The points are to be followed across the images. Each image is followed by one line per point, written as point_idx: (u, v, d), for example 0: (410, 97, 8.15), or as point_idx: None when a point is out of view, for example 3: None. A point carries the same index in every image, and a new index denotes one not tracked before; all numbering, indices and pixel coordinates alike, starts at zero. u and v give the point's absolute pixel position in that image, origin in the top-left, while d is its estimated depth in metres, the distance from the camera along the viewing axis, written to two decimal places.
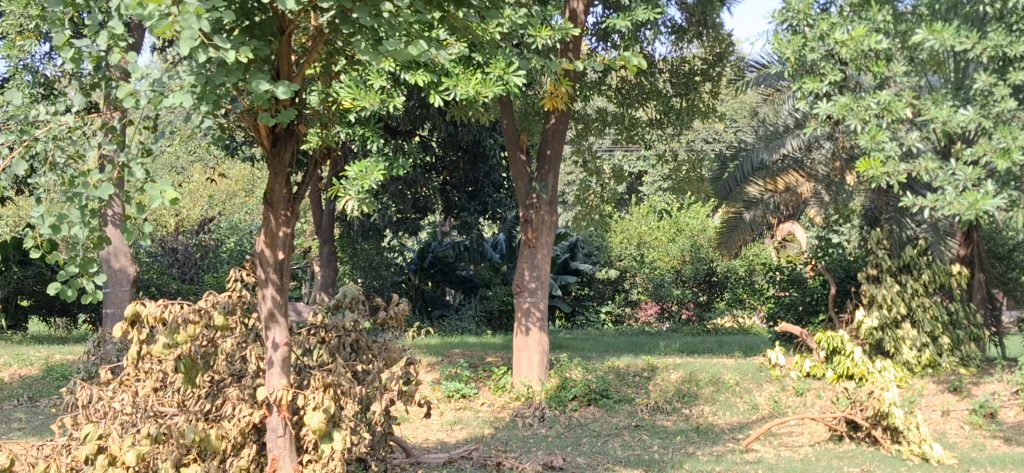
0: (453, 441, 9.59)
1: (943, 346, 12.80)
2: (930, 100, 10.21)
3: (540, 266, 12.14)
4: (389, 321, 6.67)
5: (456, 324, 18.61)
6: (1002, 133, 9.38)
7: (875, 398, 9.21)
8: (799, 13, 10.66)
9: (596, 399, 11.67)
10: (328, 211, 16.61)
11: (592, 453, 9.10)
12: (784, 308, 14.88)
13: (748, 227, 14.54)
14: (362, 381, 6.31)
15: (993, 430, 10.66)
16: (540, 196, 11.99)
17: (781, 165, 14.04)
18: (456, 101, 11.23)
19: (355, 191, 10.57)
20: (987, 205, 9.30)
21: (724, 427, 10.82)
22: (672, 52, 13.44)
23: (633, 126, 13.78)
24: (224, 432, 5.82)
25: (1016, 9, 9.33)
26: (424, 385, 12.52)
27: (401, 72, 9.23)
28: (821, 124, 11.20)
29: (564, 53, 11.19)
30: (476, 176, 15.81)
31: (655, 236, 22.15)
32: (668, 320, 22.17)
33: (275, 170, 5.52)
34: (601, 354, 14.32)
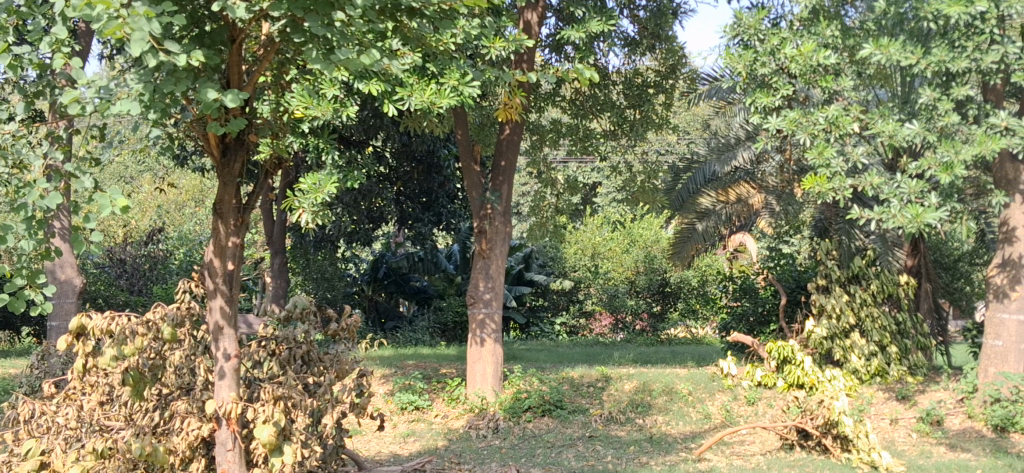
0: (406, 454, 9.50)
1: (892, 355, 12.96)
2: (877, 114, 10.41)
3: (494, 276, 12.12)
4: (340, 332, 6.64)
5: (409, 335, 18.54)
6: (945, 147, 9.59)
7: (824, 407, 9.39)
8: (750, 27, 10.79)
9: (550, 410, 11.64)
10: (280, 222, 16.43)
11: (546, 464, 9.10)
12: (736, 319, 14.99)
13: (700, 237, 14.68)
14: (314, 393, 6.26)
15: (940, 437, 10.82)
16: (494, 207, 12.00)
17: (732, 178, 14.19)
18: (410, 111, 11.20)
19: (310, 203, 10.49)
20: (930, 218, 9.50)
21: (678, 436, 10.87)
22: (624, 65, 13.47)
23: (587, 137, 13.77)
24: (172, 446, 5.71)
25: (958, 25, 9.55)
26: (377, 397, 12.41)
27: (355, 81, 9.13)
28: (771, 138, 11.32)
29: (519, 64, 11.24)
30: (430, 187, 15.75)
31: (610, 247, 22.22)
32: (621, 331, 22.25)
33: (225, 181, 5.46)
34: (556, 364, 14.32)
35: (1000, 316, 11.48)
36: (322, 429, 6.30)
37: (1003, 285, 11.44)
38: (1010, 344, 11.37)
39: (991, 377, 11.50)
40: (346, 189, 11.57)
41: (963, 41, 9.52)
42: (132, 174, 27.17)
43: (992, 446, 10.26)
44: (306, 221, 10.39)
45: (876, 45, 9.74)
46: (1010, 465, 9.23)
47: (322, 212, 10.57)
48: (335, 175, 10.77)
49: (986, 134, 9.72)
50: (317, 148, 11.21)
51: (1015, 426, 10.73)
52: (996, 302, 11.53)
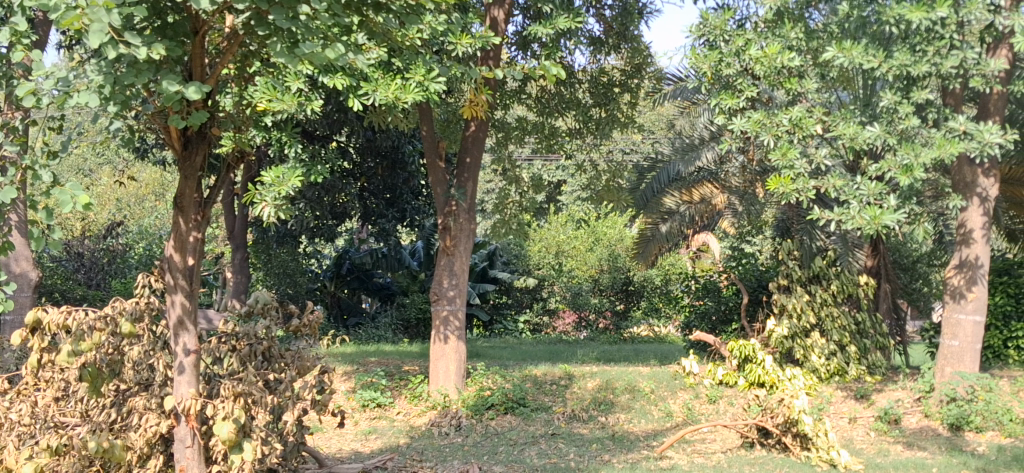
0: (367, 451, 9.45)
1: (851, 354, 13.10)
2: (839, 116, 10.54)
3: (458, 274, 12.09)
4: (302, 328, 6.59)
5: (372, 332, 18.47)
6: (905, 150, 9.74)
7: (785, 405, 9.51)
8: (716, 28, 10.85)
9: (513, 407, 11.64)
10: (241, 217, 16.25)
11: (508, 461, 9.08)
12: (699, 317, 15.08)
13: (664, 238, 14.73)
14: (275, 390, 6.21)
15: (897, 436, 10.96)
16: (459, 203, 11.91)
17: (697, 177, 14.31)
18: (375, 106, 11.10)
19: (273, 197, 10.38)
20: (888, 219, 9.64)
21: (640, 434, 10.91)
22: (591, 64, 13.44)
23: (552, 135, 13.81)
24: (130, 442, 5.65)
25: (919, 30, 9.69)
26: (339, 394, 12.33)
27: (319, 75, 9.03)
28: (735, 138, 11.39)
29: (485, 61, 11.21)
30: (394, 183, 15.66)
31: (573, 245, 22.18)
32: (585, 329, 22.25)
33: (187, 174, 5.39)
34: (520, 362, 14.30)
35: (956, 317, 11.69)
36: (283, 426, 6.28)
37: (960, 286, 11.66)
38: (967, 345, 11.58)
39: (947, 377, 11.68)
40: (310, 183, 11.49)
41: (924, 46, 9.67)
42: (91, 166, 26.74)
43: (947, 444, 10.41)
44: (268, 215, 10.28)
45: (839, 48, 9.84)
46: (965, 463, 9.37)
47: (285, 207, 10.45)
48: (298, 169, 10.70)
49: (945, 138, 9.85)
50: (280, 142, 11.10)
51: (969, 424, 10.88)
52: (953, 303, 11.73)
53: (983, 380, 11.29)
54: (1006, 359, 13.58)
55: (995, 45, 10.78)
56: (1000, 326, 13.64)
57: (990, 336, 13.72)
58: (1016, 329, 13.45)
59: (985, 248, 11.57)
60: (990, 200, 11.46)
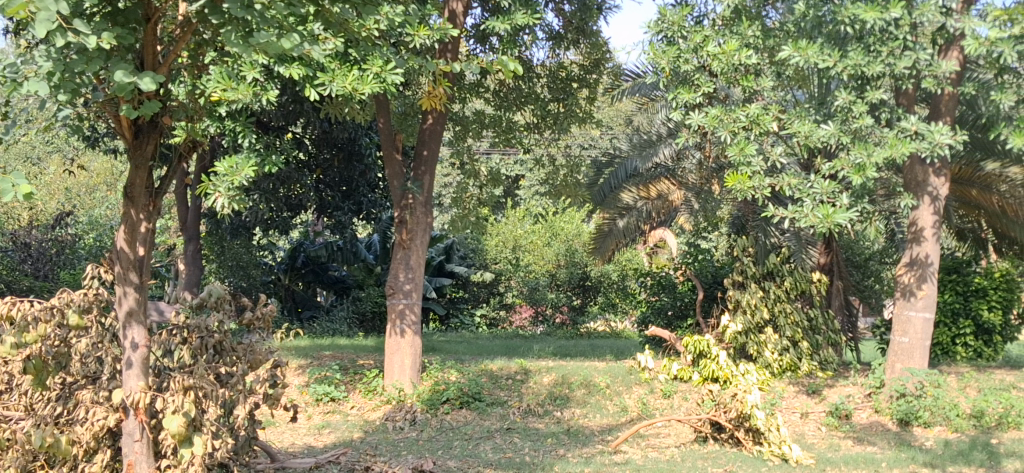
0: (320, 446, 9.35)
1: (804, 350, 13.27)
2: (794, 114, 10.66)
3: (414, 267, 12.01)
4: (255, 322, 6.51)
5: (327, 325, 18.33)
6: (858, 149, 9.88)
7: (737, 400, 9.60)
8: (674, 24, 10.89)
9: (468, 402, 11.62)
10: (194, 208, 16.00)
11: (463, 456, 9.05)
12: (654, 312, 15.15)
13: (621, 233, 14.80)
14: (226, 383, 6.11)
15: (847, 431, 11.10)
16: (415, 197, 11.86)
17: (653, 173, 14.28)
18: (331, 97, 10.99)
19: (226, 187, 10.23)
20: (841, 218, 9.79)
21: (595, 429, 10.95)
22: (549, 58, 13.43)
23: (510, 129, 13.72)
24: (76, 437, 5.55)
25: (873, 31, 9.80)
26: (291, 387, 12.18)
27: (275, 65, 8.88)
28: (692, 134, 11.45)
29: (443, 54, 11.16)
30: (350, 175, 15.52)
31: (531, 240, 22.29)
32: (542, 324, 22.09)
33: (137, 163, 5.31)
34: (475, 357, 14.26)
35: (907, 313, 11.88)
36: (234, 420, 6.18)
37: (910, 283, 11.85)
38: (916, 342, 11.77)
39: (897, 373, 11.86)
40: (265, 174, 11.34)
41: (878, 46, 9.80)
42: (39, 154, 26.16)
43: (896, 439, 10.57)
44: (221, 205, 10.13)
45: (795, 47, 9.94)
46: (913, 458, 9.52)
47: (239, 198, 10.30)
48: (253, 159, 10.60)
49: (898, 137, 9.98)
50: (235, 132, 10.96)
51: (918, 420, 11.06)
52: (904, 300, 11.93)
53: (932, 376, 11.48)
54: (953, 355, 13.93)
55: (946, 46, 10.95)
56: (948, 323, 13.88)
57: (939, 333, 13.96)
58: (963, 327, 13.73)
59: (935, 246, 11.77)
60: (940, 199, 11.66)
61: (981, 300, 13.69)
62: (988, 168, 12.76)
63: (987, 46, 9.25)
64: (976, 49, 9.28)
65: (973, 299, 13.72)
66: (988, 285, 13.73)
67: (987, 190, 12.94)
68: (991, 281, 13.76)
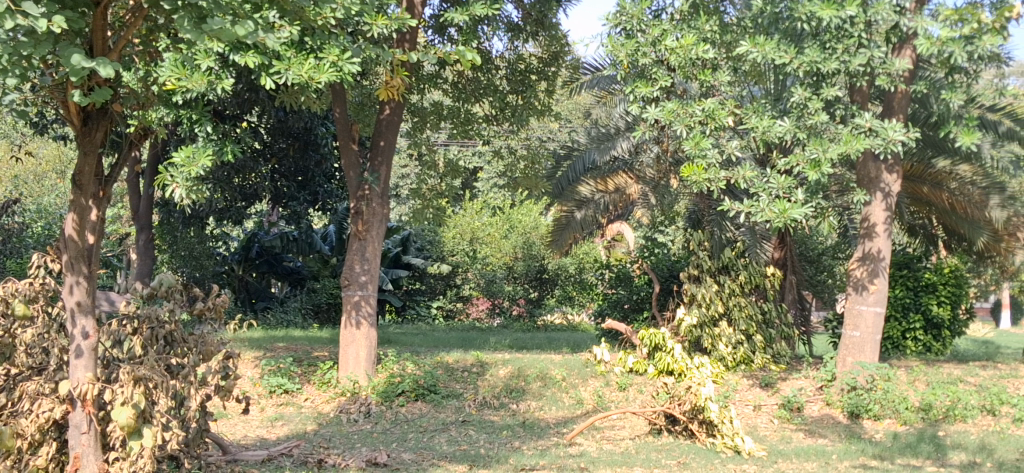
0: (273, 438, 9.26)
1: (757, 344, 13.40)
2: (750, 110, 10.76)
3: (370, 259, 11.94)
4: (207, 312, 6.44)
5: (281, 316, 18.16)
6: (814, 145, 10.01)
7: (692, 392, 9.67)
8: (633, 17, 10.93)
9: (423, 394, 11.60)
10: (146, 197, 15.70)
11: (417, 448, 9.01)
12: (611, 305, 15.19)
13: (579, 226, 14.68)
14: (176, 375, 6.00)
15: (799, 424, 11.24)
16: (372, 188, 11.76)
17: (611, 167, 14.34)
18: (287, 86, 10.85)
19: (184, 179, 10.22)
20: (796, 213, 9.92)
21: (550, 421, 10.96)
22: (507, 50, 13.42)
23: (469, 121, 13.80)
24: (20, 429, 5.39)
25: (829, 28, 9.90)
26: (244, 379, 11.99)
27: (231, 52, 8.74)
28: (649, 127, 11.49)
29: (401, 44, 11.10)
30: (306, 165, 15.37)
31: (488, 232, 22.11)
32: (498, 316, 22.21)
33: (87, 150, 5.22)
34: (431, 349, 14.17)
35: (858, 308, 12.04)
36: (185, 412, 6.08)
37: (862, 278, 12.02)
38: (867, 335, 11.93)
39: (848, 367, 12.02)
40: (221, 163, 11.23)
41: (834, 43, 9.90)
42: None
43: (846, 432, 10.72)
44: (178, 196, 10.16)
45: (753, 43, 10.07)
46: (862, 450, 9.66)
47: (197, 189, 10.32)
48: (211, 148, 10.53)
49: (852, 134, 10.09)
50: (190, 120, 10.84)
51: (868, 412, 11.27)
52: (856, 294, 12.09)
53: (882, 370, 11.67)
54: (903, 349, 14.17)
55: (900, 45, 11.10)
56: (899, 317, 14.10)
57: (890, 327, 14.18)
58: (913, 321, 13.97)
59: (886, 241, 11.94)
60: (892, 196, 11.84)
61: (931, 295, 13.91)
62: (938, 165, 13.04)
63: (938, 46, 9.41)
64: (927, 49, 9.43)
65: (923, 294, 13.94)
66: (937, 280, 13.90)
67: (937, 188, 13.18)
68: (941, 277, 13.95)
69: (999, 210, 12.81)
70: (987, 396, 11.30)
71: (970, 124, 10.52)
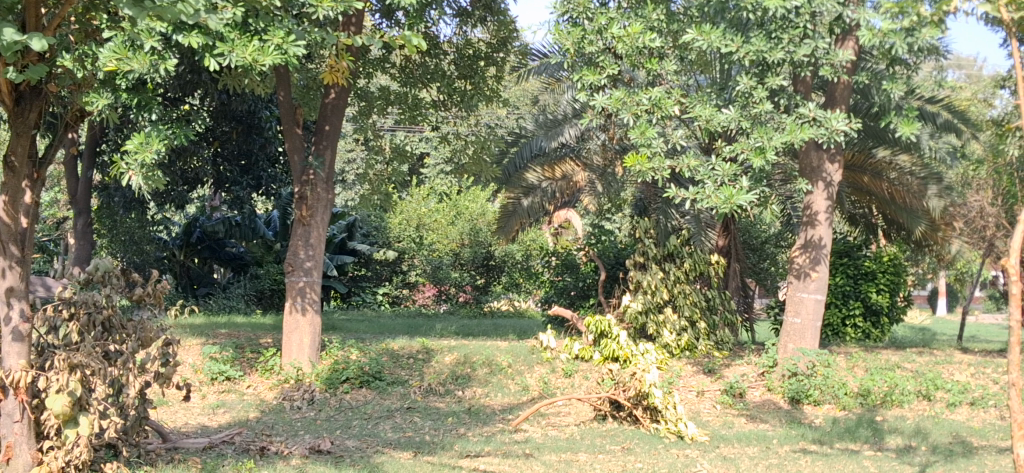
0: (215, 426, 9.13)
1: (701, 331, 13.57)
2: (695, 99, 10.85)
3: (314, 245, 11.79)
4: (146, 297, 6.33)
5: (223, 302, 17.93)
6: (758, 133, 10.12)
7: (637, 379, 9.78)
8: (580, 5, 11.00)
9: (368, 381, 11.53)
10: (84, 180, 15.32)
11: (361, 436, 8.94)
12: (558, 292, 15.25)
13: (525, 212, 14.66)
14: (115, 362, 5.95)
15: (741, 409, 11.39)
16: (317, 172, 11.63)
17: (558, 154, 14.32)
18: (230, 68, 10.70)
19: (138, 165, 10.21)
20: (741, 200, 10.02)
21: (496, 408, 10.97)
22: (456, 36, 13.26)
23: (416, 106, 13.64)
24: None
25: (774, 18, 9.99)
26: (185, 366, 11.77)
27: (173, 33, 8.53)
28: (597, 115, 11.51)
29: (347, 26, 10.99)
30: (249, 148, 15.13)
31: (435, 218, 22.07)
32: (445, 302, 22.19)
33: (19, 131, 5.13)
34: (377, 336, 14.11)
35: (799, 295, 12.23)
36: (124, 399, 6.07)
37: (804, 265, 12.20)
38: (808, 322, 12.13)
39: (789, 353, 12.23)
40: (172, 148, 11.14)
41: (779, 33, 10.00)
42: None
43: (787, 417, 10.90)
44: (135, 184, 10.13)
45: (699, 32, 10.15)
46: (802, 435, 9.81)
47: (153, 175, 10.30)
48: (164, 133, 10.45)
49: (795, 123, 10.22)
50: (137, 103, 10.70)
51: (808, 398, 11.45)
52: (797, 282, 12.27)
53: (822, 357, 11.91)
54: (843, 336, 14.43)
55: (843, 36, 11.25)
56: (839, 304, 14.36)
57: (830, 315, 14.42)
58: (853, 308, 14.23)
59: (827, 229, 12.10)
60: (834, 185, 12.02)
61: (870, 283, 14.20)
62: (879, 155, 13.23)
63: (880, 37, 9.60)
64: (870, 40, 9.60)
65: (863, 282, 14.22)
66: (876, 269, 14.23)
67: (878, 177, 13.41)
68: (880, 265, 14.26)
69: (937, 200, 13.17)
70: (923, 381, 11.61)
71: (910, 115, 10.72)
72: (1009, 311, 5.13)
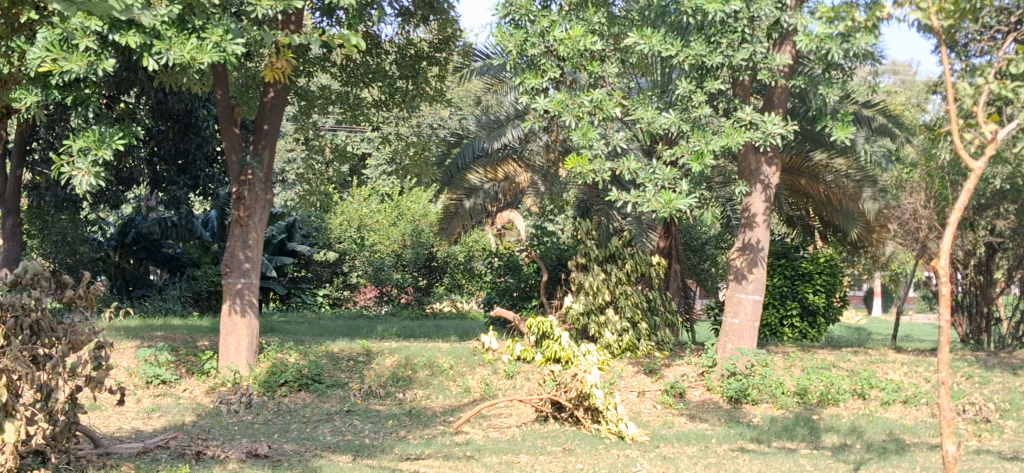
0: (149, 430, 8.95)
1: (642, 331, 13.64)
2: (637, 102, 10.93)
3: (252, 246, 11.63)
4: (77, 299, 6.17)
5: (159, 304, 17.62)
6: (697, 137, 10.24)
7: (578, 380, 9.80)
8: (521, 8, 11.02)
9: (307, 384, 11.43)
10: (14, 179, 14.89)
11: (300, 439, 8.84)
12: (500, 293, 15.27)
13: (467, 214, 14.62)
14: (43, 366, 5.81)
15: (681, 409, 11.50)
16: (255, 172, 11.49)
17: (501, 154, 14.38)
18: (167, 66, 10.49)
19: (88, 165, 9.98)
20: (680, 204, 10.14)
21: (437, 410, 10.92)
22: (398, 35, 13.21)
23: (357, 106, 13.50)
24: None
25: (714, 22, 10.13)
26: (119, 369, 11.52)
27: (109, 31, 8.36)
28: (539, 118, 11.53)
29: (287, 25, 10.87)
30: (186, 148, 14.89)
31: (377, 219, 21.86)
32: (387, 303, 22.06)
33: None
34: (316, 338, 13.96)
35: (738, 295, 12.37)
36: (53, 404, 5.89)
37: (742, 267, 12.34)
38: (746, 322, 12.28)
39: (728, 353, 12.38)
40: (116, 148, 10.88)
41: (718, 37, 10.13)
42: None
43: (726, 416, 11.04)
44: (84, 185, 9.88)
45: (640, 35, 10.23)
46: (741, 433, 9.95)
47: (100, 174, 10.10)
48: (103, 131, 10.23)
49: (733, 127, 10.34)
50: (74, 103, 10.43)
51: (746, 397, 11.61)
52: (736, 283, 12.41)
53: (760, 356, 12.07)
54: (780, 336, 14.68)
55: (780, 41, 11.43)
56: (777, 305, 14.61)
57: (768, 315, 14.67)
58: (790, 308, 14.49)
59: (765, 232, 12.30)
60: (771, 187, 12.19)
61: (807, 284, 14.46)
62: (816, 158, 13.48)
63: (816, 42, 9.76)
64: (807, 45, 9.76)
65: (800, 283, 14.47)
66: (813, 270, 14.46)
67: (815, 180, 13.64)
68: (817, 266, 14.50)
69: (872, 202, 13.56)
70: (858, 380, 11.85)
71: (845, 118, 10.94)
72: (940, 311, 5.26)
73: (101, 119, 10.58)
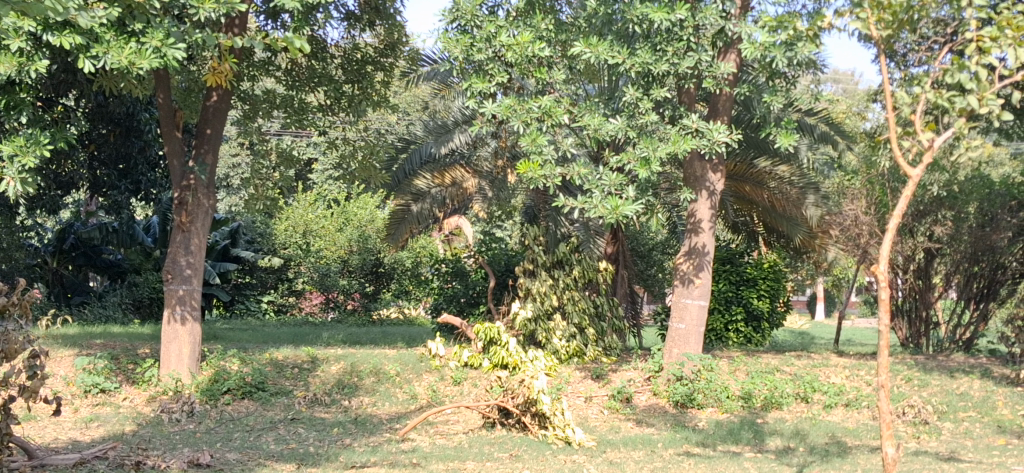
0: (87, 441, 8.75)
1: (590, 336, 13.67)
2: (584, 108, 10.97)
3: (194, 251, 11.44)
4: (11, 307, 5.99)
5: (99, 311, 17.22)
6: (645, 144, 10.29)
7: (525, 386, 9.83)
8: (467, 13, 11.03)
9: (251, 392, 11.26)
10: None
11: (243, 448, 8.71)
12: (447, 299, 15.21)
13: (415, 219, 14.55)
14: None
15: (628, 413, 11.55)
16: (197, 177, 11.32)
17: (448, 160, 14.29)
18: (106, 69, 10.26)
19: (17, 170, 9.68)
20: (627, 210, 10.18)
21: (383, 417, 10.83)
22: (343, 40, 13.18)
23: (303, 110, 13.36)
24: None
25: (659, 30, 10.22)
26: (56, 378, 11.22)
27: (42, 32, 8.13)
28: (487, 123, 11.53)
29: (229, 29, 10.69)
30: (127, 151, 14.63)
31: (323, 225, 21.57)
32: (333, 310, 22.05)
33: None
34: (260, 344, 13.80)
35: (684, 301, 12.47)
36: None
37: (688, 272, 12.41)
38: (692, 327, 12.38)
39: (674, 358, 12.48)
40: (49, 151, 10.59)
41: (664, 45, 10.25)
42: None
43: (672, 421, 11.11)
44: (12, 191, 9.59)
45: (587, 44, 10.22)
46: (686, 437, 10.02)
47: (30, 180, 9.81)
48: (36, 135, 9.95)
49: (679, 134, 10.43)
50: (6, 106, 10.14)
51: (692, 402, 11.71)
52: (682, 288, 12.50)
53: (705, 361, 12.15)
54: (725, 340, 14.82)
55: (725, 49, 11.56)
56: (721, 310, 14.76)
57: (713, 320, 14.79)
58: (736, 313, 14.64)
59: (710, 237, 12.43)
60: (716, 194, 12.34)
61: (751, 289, 14.67)
62: (760, 165, 13.65)
63: (761, 50, 9.88)
64: (751, 53, 9.87)
65: (744, 288, 14.66)
66: (757, 276, 14.69)
67: (759, 186, 13.83)
68: (761, 271, 14.72)
69: (814, 208, 13.72)
70: (801, 384, 12.03)
71: (788, 126, 11.11)
72: (880, 316, 5.35)
73: (34, 122, 10.30)
